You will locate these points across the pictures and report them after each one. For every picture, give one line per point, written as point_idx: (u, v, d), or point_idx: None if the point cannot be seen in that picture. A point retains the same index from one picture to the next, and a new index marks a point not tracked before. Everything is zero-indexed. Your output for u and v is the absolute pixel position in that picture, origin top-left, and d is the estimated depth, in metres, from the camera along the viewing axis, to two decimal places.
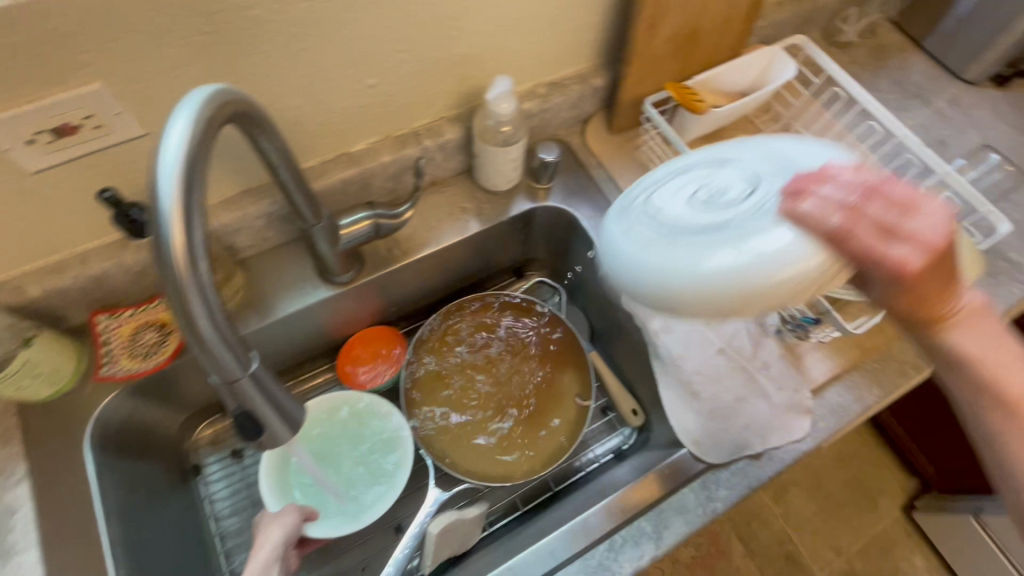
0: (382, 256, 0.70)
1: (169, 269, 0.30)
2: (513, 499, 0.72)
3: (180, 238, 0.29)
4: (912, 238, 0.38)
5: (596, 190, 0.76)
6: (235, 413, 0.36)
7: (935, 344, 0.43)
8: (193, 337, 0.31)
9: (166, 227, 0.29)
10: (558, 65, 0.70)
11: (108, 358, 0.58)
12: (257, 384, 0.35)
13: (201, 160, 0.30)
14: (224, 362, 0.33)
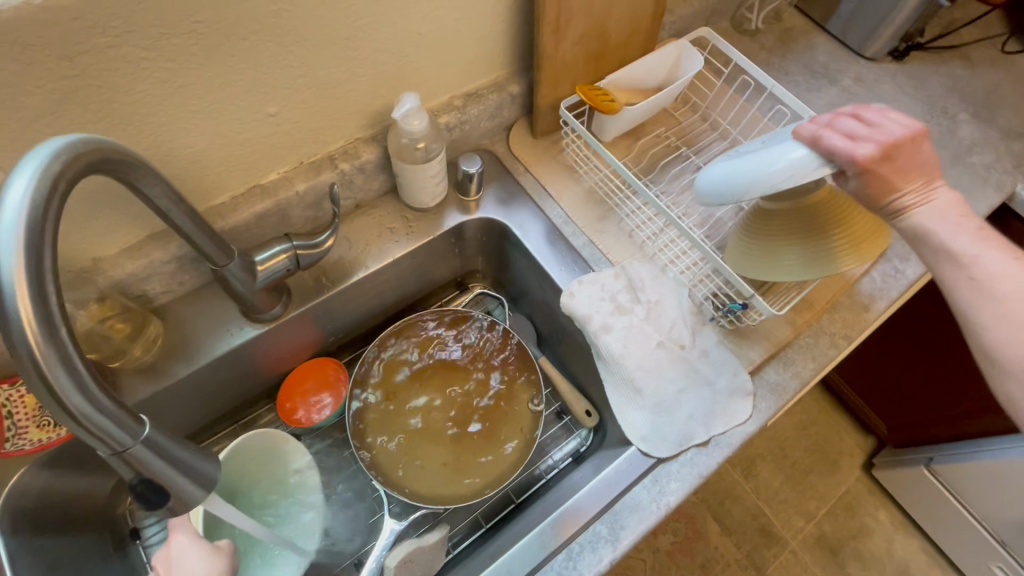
0: (311, 287, 0.68)
1: (20, 346, 0.27)
2: (475, 517, 0.71)
3: (29, 313, 0.27)
4: (872, 137, 0.50)
5: (526, 197, 0.76)
6: (134, 483, 0.34)
7: (910, 233, 0.53)
8: (64, 414, 0.29)
9: (9, 303, 0.27)
10: (471, 76, 0.70)
11: (12, 432, 0.54)
12: (154, 450, 0.33)
13: (45, 225, 0.28)
14: (106, 434, 0.31)
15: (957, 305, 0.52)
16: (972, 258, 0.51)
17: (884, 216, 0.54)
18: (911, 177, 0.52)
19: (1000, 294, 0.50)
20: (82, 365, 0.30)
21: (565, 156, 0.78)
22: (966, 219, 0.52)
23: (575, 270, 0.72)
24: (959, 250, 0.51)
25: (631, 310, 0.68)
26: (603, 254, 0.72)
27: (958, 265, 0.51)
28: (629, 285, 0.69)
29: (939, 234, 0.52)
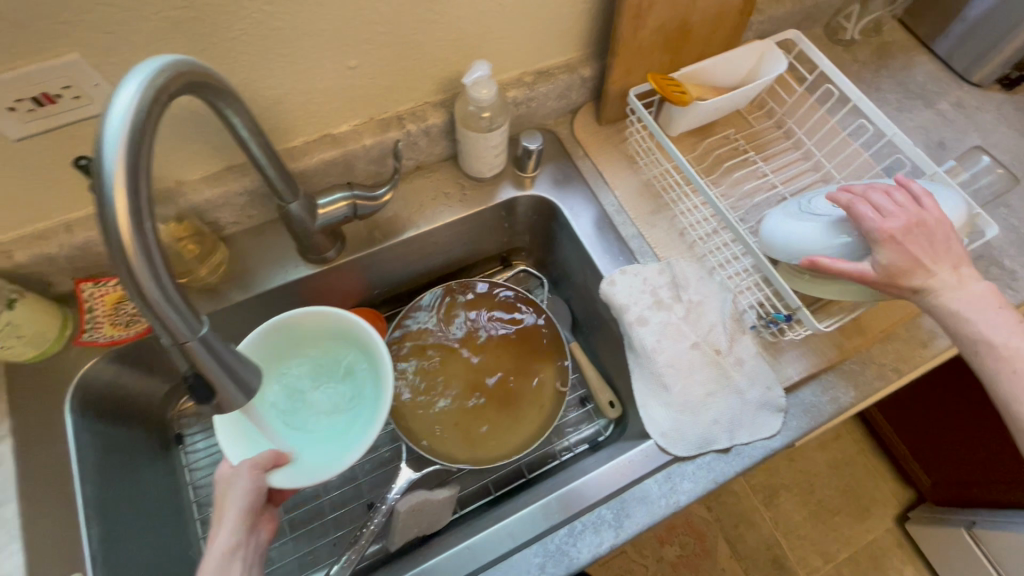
0: (364, 238, 0.71)
1: (113, 233, 0.31)
2: (485, 483, 0.72)
3: (122, 202, 0.31)
4: (902, 213, 0.52)
5: (581, 180, 0.76)
6: (187, 376, 0.37)
7: (942, 314, 0.54)
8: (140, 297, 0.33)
9: (109, 194, 0.30)
10: (544, 53, 0.71)
11: (91, 325, 0.59)
12: (207, 349, 0.36)
13: (145, 132, 0.32)
14: (169, 323, 0.34)
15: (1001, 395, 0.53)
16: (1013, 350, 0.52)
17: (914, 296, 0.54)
18: (943, 263, 0.53)
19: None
20: (157, 259, 0.33)
21: (627, 146, 0.78)
22: (998, 310, 0.53)
23: (620, 259, 0.71)
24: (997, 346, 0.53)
25: (671, 308, 0.67)
26: (650, 248, 0.71)
27: (1003, 361, 0.53)
28: (672, 282, 0.68)
29: (973, 320, 0.53)
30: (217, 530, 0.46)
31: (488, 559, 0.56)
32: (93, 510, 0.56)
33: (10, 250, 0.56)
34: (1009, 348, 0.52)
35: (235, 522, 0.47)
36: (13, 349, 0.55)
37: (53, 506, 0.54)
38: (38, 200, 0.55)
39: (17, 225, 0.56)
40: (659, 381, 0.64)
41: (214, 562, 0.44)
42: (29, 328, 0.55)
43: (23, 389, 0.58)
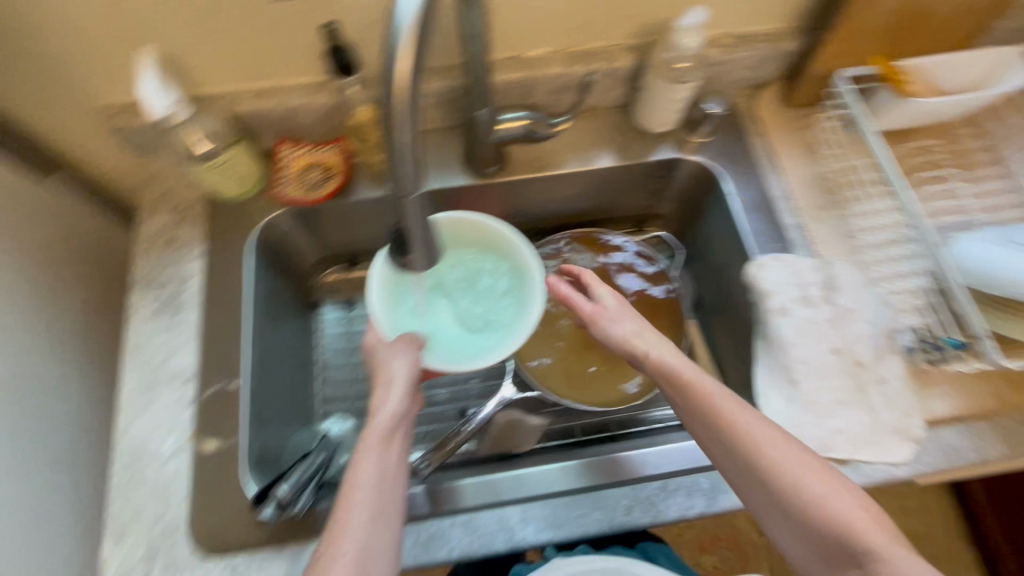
0: (524, 160, 0.73)
1: (391, 74, 0.34)
2: (572, 426, 0.74)
3: (409, 61, 0.34)
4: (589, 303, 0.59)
5: (750, 157, 0.72)
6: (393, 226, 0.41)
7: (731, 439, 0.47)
8: (391, 150, 0.37)
9: (400, 38, 0.33)
10: (753, 16, 0.67)
11: (282, 182, 0.67)
12: (418, 205, 0.41)
13: None
14: (404, 180, 0.38)
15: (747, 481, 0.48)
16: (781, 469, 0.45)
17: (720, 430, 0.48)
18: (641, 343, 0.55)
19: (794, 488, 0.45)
20: (414, 119, 0.36)
21: (809, 134, 0.73)
22: (781, 447, 0.46)
23: (773, 246, 0.68)
24: (693, 388, 0.50)
25: (818, 306, 0.64)
26: (810, 242, 0.68)
27: (768, 437, 0.47)
28: (827, 281, 0.65)
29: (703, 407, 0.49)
30: (387, 395, 0.52)
31: (581, 484, 0.57)
32: (255, 336, 0.64)
33: (235, 100, 0.64)
34: (729, 396, 0.49)
35: (401, 390, 0.53)
36: (223, 183, 0.64)
37: (225, 324, 0.63)
38: (269, 60, 0.61)
39: (246, 80, 0.63)
40: (788, 375, 0.61)
41: (384, 424, 0.50)
42: (239, 169, 0.64)
43: (219, 222, 0.67)
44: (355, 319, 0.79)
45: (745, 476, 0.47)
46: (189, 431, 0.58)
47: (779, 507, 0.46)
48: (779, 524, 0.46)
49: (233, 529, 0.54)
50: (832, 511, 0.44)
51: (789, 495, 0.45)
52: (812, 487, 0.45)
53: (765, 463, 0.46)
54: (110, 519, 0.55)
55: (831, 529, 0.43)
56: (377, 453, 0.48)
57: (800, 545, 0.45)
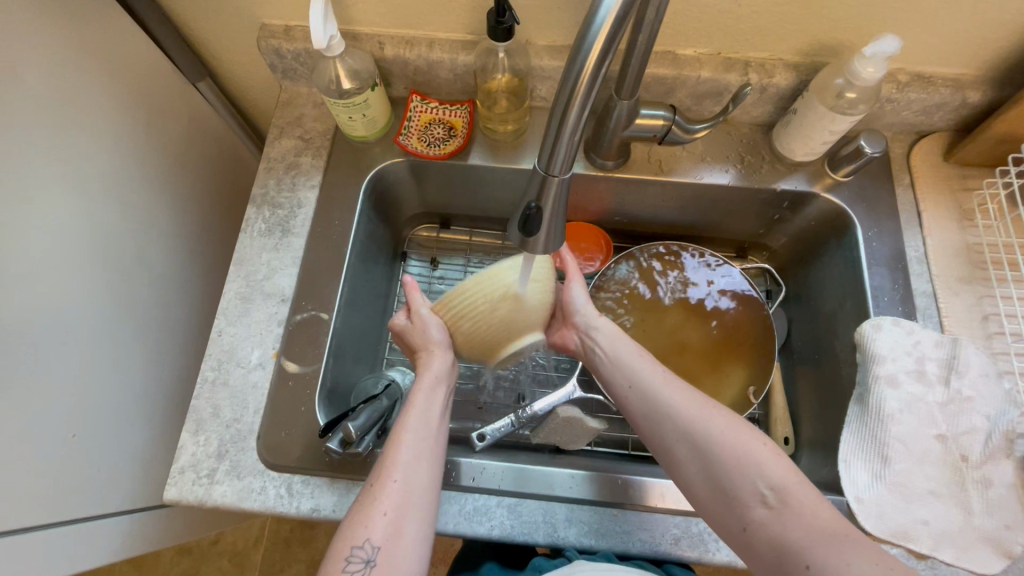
0: (642, 161, 0.69)
1: (585, 47, 0.33)
2: (626, 438, 0.72)
3: (600, 44, 0.32)
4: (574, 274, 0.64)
5: (892, 207, 0.66)
6: (528, 203, 0.40)
7: (648, 393, 0.53)
8: (558, 124, 0.36)
9: (603, 13, 0.31)
10: (941, 56, 0.61)
11: (406, 132, 0.69)
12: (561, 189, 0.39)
13: None
14: (553, 162, 0.38)
15: (671, 458, 0.51)
16: (694, 421, 0.50)
17: (637, 383, 0.55)
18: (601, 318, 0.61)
19: (723, 453, 0.47)
20: (585, 102, 0.35)
21: (966, 198, 0.66)
22: (705, 408, 0.51)
23: (896, 309, 0.62)
24: (629, 359, 0.57)
25: (931, 386, 0.58)
26: (938, 314, 0.62)
27: (675, 390, 0.52)
28: (948, 361, 0.58)
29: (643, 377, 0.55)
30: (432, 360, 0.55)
31: (634, 500, 0.56)
32: (350, 274, 0.66)
33: (383, 43, 0.65)
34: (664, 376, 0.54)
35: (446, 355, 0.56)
36: (352, 123, 0.65)
37: (326, 255, 0.65)
38: (427, 10, 0.62)
39: (398, 25, 0.64)
40: (880, 450, 0.57)
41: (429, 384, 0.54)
42: (371, 113, 0.64)
43: (341, 158, 0.70)
44: (435, 279, 0.80)
45: (662, 426, 0.51)
46: (275, 348, 0.61)
47: (691, 452, 0.49)
48: (692, 469, 0.49)
49: (297, 449, 0.57)
50: (733, 449, 0.47)
51: (700, 432, 0.49)
52: (721, 428, 0.49)
53: (679, 413, 0.51)
54: (190, 411, 0.58)
55: (732, 464, 0.47)
56: (423, 403, 0.52)
57: (708, 483, 0.48)
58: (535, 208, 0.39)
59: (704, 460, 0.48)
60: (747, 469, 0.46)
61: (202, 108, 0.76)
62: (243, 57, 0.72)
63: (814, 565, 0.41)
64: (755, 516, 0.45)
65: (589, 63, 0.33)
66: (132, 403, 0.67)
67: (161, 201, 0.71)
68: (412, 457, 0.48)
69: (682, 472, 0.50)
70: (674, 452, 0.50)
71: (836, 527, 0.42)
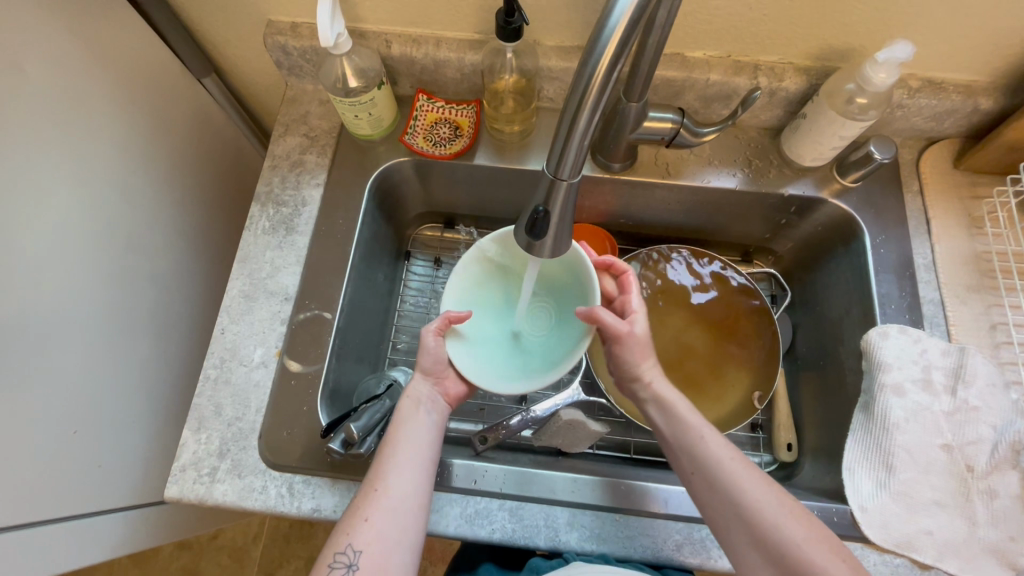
0: (649, 164, 0.69)
1: (596, 52, 0.32)
2: (628, 441, 0.72)
3: (611, 50, 0.32)
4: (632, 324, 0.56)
5: (901, 214, 0.66)
6: (535, 208, 0.40)
7: (718, 476, 0.49)
8: (566, 130, 0.35)
9: (614, 20, 0.31)
10: (953, 63, 0.60)
11: (412, 131, 0.69)
12: (569, 195, 0.39)
13: None
14: (562, 166, 0.37)
15: (733, 547, 0.48)
16: (769, 522, 0.46)
17: (704, 463, 0.51)
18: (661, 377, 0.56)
19: (797, 560, 0.45)
20: (595, 108, 0.35)
21: (975, 205, 0.65)
22: (784, 508, 0.47)
23: (903, 316, 0.61)
24: (691, 433, 0.52)
25: (937, 396, 0.58)
26: (945, 322, 0.61)
27: (745, 473, 0.49)
28: (955, 370, 0.58)
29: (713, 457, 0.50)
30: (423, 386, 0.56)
31: (636, 506, 0.56)
32: (353, 273, 0.65)
33: (390, 41, 0.64)
34: (735, 458, 0.50)
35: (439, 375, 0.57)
36: (358, 121, 0.64)
37: (330, 254, 0.65)
38: (434, 9, 0.61)
39: (406, 24, 0.64)
40: (884, 459, 0.56)
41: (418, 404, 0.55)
42: (377, 111, 0.64)
43: (346, 156, 0.69)
44: (439, 279, 0.80)
45: (725, 509, 0.48)
46: (278, 347, 0.60)
47: (757, 549, 0.46)
48: (748, 553, 0.47)
49: (299, 449, 0.57)
50: (807, 558, 0.45)
51: (772, 535, 0.46)
52: (793, 530, 0.46)
53: (750, 506, 0.47)
54: (192, 409, 0.58)
55: (802, 571, 0.44)
56: (412, 424, 0.53)
57: (758, 567, 0.46)
58: (542, 212, 0.39)
59: (774, 558, 0.45)
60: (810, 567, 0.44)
61: (207, 105, 0.76)
62: (249, 54, 0.71)
63: None
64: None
65: (602, 65, 0.33)
66: (134, 399, 0.67)
67: (165, 197, 0.71)
68: (401, 466, 0.50)
69: (734, 553, 0.48)
70: (732, 535, 0.48)
71: None
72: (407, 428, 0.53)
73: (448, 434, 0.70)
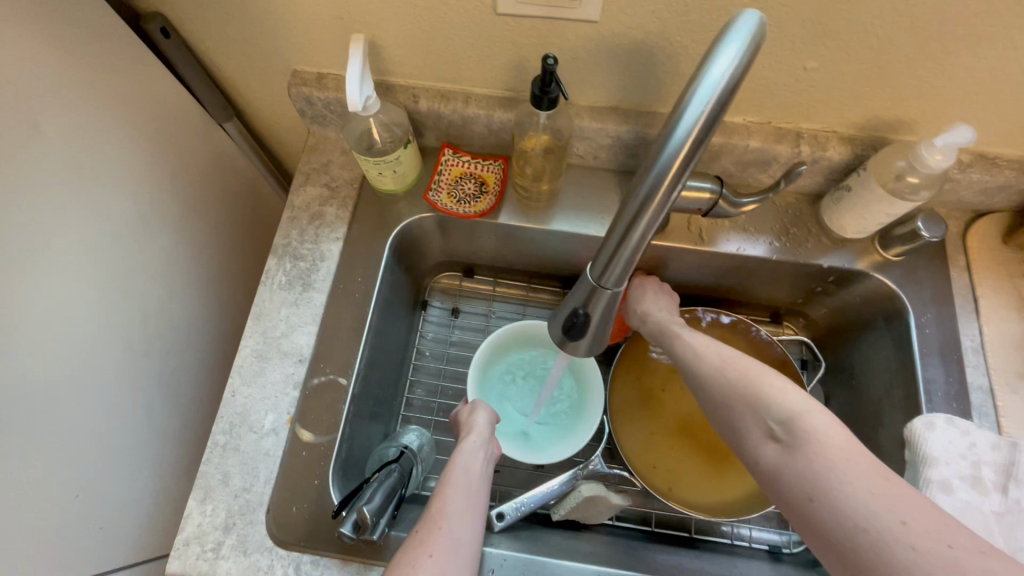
0: (680, 228, 0.66)
1: (651, 178, 0.32)
2: (649, 514, 0.69)
3: (669, 176, 0.32)
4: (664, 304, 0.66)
5: (947, 291, 0.62)
6: (575, 311, 0.40)
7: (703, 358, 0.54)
8: (616, 245, 0.35)
9: (673, 149, 0.30)
10: (1009, 139, 0.57)
11: (436, 187, 0.67)
12: (612, 298, 0.39)
13: (733, 91, 0.30)
14: (609, 275, 0.37)
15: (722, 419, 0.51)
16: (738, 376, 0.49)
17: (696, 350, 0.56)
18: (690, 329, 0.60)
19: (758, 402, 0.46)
20: (648, 226, 0.34)
21: None
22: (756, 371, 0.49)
23: (950, 405, 0.58)
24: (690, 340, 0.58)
25: (988, 495, 0.54)
26: (994, 412, 0.58)
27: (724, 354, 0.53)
28: (1007, 468, 0.54)
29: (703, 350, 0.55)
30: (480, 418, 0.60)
31: None
32: (371, 333, 0.63)
33: (418, 96, 0.63)
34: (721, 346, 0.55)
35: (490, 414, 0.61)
36: (382, 178, 0.62)
37: (347, 313, 0.62)
38: (465, 67, 0.59)
39: (435, 79, 0.62)
40: None
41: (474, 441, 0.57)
42: (403, 169, 0.62)
43: (366, 209, 0.67)
44: (455, 331, 0.78)
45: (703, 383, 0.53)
46: (290, 414, 0.58)
47: (731, 407, 0.49)
48: (725, 416, 0.49)
49: (308, 527, 0.54)
50: (762, 395, 0.46)
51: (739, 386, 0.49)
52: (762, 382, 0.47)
53: (720, 371, 0.52)
54: (199, 477, 0.56)
55: (758, 407, 0.46)
56: (467, 461, 0.55)
57: (728, 423, 0.49)
58: (583, 315, 0.40)
59: (740, 409, 0.48)
60: (771, 408, 0.45)
61: (228, 148, 0.74)
62: (271, 101, 0.70)
63: (820, 499, 0.38)
64: (767, 452, 0.44)
65: (664, 178, 0.32)
66: (142, 454, 0.65)
67: (181, 243, 0.69)
68: (456, 490, 0.51)
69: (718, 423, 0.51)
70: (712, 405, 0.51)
71: (838, 448, 0.39)
72: (458, 467, 0.54)
73: None
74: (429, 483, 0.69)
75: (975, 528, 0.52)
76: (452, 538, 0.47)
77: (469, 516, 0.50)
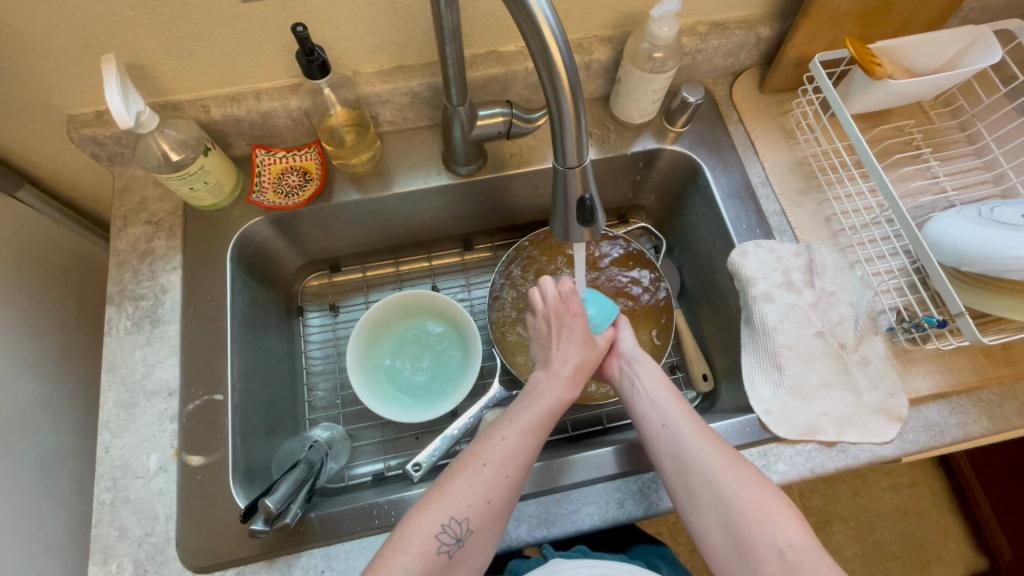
0: (501, 159, 0.72)
1: (546, 53, 0.37)
2: (563, 421, 0.73)
3: (550, 32, 0.36)
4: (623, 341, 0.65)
5: (728, 144, 0.72)
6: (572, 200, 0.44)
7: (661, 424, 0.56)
8: (555, 126, 0.40)
9: (534, 17, 0.35)
10: (727, 4, 0.67)
11: (259, 188, 0.67)
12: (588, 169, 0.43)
13: None
14: (571, 148, 0.41)
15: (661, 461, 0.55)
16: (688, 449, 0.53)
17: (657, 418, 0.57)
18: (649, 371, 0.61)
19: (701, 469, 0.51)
20: (572, 89, 0.39)
21: (786, 119, 0.73)
22: (716, 448, 0.52)
23: (756, 233, 0.68)
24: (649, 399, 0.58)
25: (801, 292, 0.64)
26: (791, 227, 0.68)
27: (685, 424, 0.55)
28: (809, 266, 0.65)
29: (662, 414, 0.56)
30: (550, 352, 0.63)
31: (573, 481, 0.57)
32: (238, 346, 0.63)
33: (207, 105, 0.63)
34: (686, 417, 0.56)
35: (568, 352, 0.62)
36: (196, 192, 0.62)
37: (207, 334, 0.61)
38: (240, 65, 0.60)
39: (217, 85, 0.62)
40: (773, 360, 0.62)
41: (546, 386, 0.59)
42: (214, 178, 0.62)
43: (196, 231, 0.66)
44: (340, 327, 0.78)
45: (673, 455, 0.53)
46: (173, 448, 0.57)
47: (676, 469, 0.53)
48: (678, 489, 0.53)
49: (223, 543, 0.53)
50: (713, 469, 0.51)
51: (690, 454, 0.52)
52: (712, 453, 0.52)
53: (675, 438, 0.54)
54: (94, 541, 0.53)
55: (706, 481, 0.51)
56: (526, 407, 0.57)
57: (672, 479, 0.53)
58: (588, 196, 0.44)
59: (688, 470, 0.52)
60: (718, 502, 0.49)
61: (32, 217, 0.70)
62: (62, 155, 0.67)
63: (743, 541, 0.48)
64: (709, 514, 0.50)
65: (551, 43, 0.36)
66: (34, 552, 0.61)
67: (13, 329, 0.65)
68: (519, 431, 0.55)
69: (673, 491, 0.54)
70: (675, 487, 0.52)
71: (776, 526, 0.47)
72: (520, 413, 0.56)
73: (388, 474, 0.69)
74: (354, 470, 0.70)
75: (794, 318, 0.63)
76: (503, 488, 0.51)
77: (521, 477, 0.52)
